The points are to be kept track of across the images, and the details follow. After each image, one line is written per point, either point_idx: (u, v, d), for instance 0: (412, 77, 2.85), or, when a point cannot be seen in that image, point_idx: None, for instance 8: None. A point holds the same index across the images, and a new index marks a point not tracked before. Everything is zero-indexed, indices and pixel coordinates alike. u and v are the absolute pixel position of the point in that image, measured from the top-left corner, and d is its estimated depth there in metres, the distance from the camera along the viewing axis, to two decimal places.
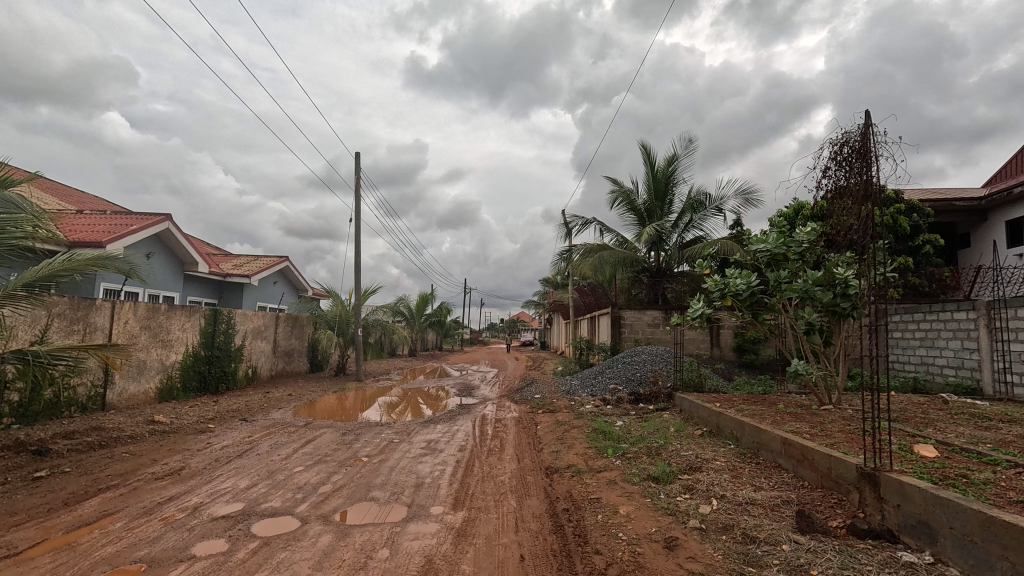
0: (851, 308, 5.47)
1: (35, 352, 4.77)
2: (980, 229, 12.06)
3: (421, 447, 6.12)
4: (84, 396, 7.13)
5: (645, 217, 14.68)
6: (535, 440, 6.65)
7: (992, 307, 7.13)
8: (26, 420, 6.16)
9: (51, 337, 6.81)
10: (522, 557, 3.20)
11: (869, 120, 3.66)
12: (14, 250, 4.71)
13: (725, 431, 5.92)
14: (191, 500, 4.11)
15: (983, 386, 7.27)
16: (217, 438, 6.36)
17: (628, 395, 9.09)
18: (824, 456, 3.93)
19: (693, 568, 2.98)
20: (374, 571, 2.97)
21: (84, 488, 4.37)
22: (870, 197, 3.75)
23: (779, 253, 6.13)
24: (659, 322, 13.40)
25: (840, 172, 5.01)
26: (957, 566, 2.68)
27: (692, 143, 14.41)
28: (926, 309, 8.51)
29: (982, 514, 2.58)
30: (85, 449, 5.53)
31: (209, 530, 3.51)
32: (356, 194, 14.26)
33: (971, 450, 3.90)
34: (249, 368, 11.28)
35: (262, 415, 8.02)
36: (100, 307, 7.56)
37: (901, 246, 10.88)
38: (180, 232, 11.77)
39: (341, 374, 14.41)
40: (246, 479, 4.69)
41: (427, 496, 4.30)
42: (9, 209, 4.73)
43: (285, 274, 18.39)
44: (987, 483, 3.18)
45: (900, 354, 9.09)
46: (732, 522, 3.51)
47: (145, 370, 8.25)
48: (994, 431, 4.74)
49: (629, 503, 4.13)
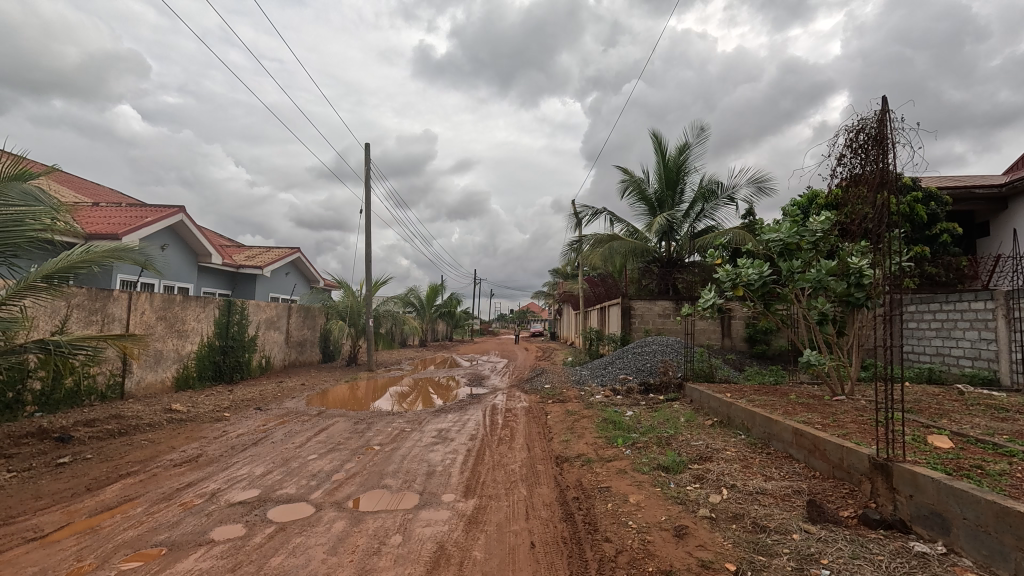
0: (865, 298, 5.32)
1: (55, 342, 4.85)
2: (1000, 217, 11.76)
3: (432, 436, 6.19)
4: (104, 384, 7.30)
5: (656, 207, 14.55)
6: (545, 429, 6.68)
7: (1011, 297, 6.98)
8: (48, 408, 6.32)
9: (70, 327, 6.97)
10: (532, 545, 3.25)
11: (887, 106, 3.57)
12: (33, 242, 4.80)
13: (736, 422, 5.88)
14: (208, 487, 4.20)
15: (1000, 377, 7.13)
16: (232, 426, 6.48)
17: (638, 386, 9.07)
18: (835, 446, 3.91)
19: (703, 556, 3.00)
20: (387, 556, 3.03)
21: (106, 474, 4.50)
22: (888, 185, 3.66)
23: (792, 242, 6.06)
24: (670, 312, 13.30)
25: (855, 160, 4.92)
26: (970, 557, 2.66)
27: (704, 131, 14.22)
28: (941, 299, 8.38)
29: (996, 505, 2.55)
30: (106, 436, 5.66)
31: (227, 516, 3.60)
32: (366, 186, 14.30)
33: (987, 442, 3.85)
34: (263, 359, 11.45)
35: (276, 404, 8.17)
36: (117, 298, 7.70)
37: (917, 236, 10.70)
38: (193, 224, 11.89)
39: (353, 364, 14.56)
40: (261, 467, 4.78)
41: (438, 484, 4.37)
42: (28, 203, 4.82)
43: (297, 265, 18.58)
44: (1003, 475, 3.14)
45: (915, 344, 8.98)
46: (742, 512, 3.52)
47: (162, 360, 8.42)
48: (1010, 422, 4.67)
49: (639, 492, 4.15)
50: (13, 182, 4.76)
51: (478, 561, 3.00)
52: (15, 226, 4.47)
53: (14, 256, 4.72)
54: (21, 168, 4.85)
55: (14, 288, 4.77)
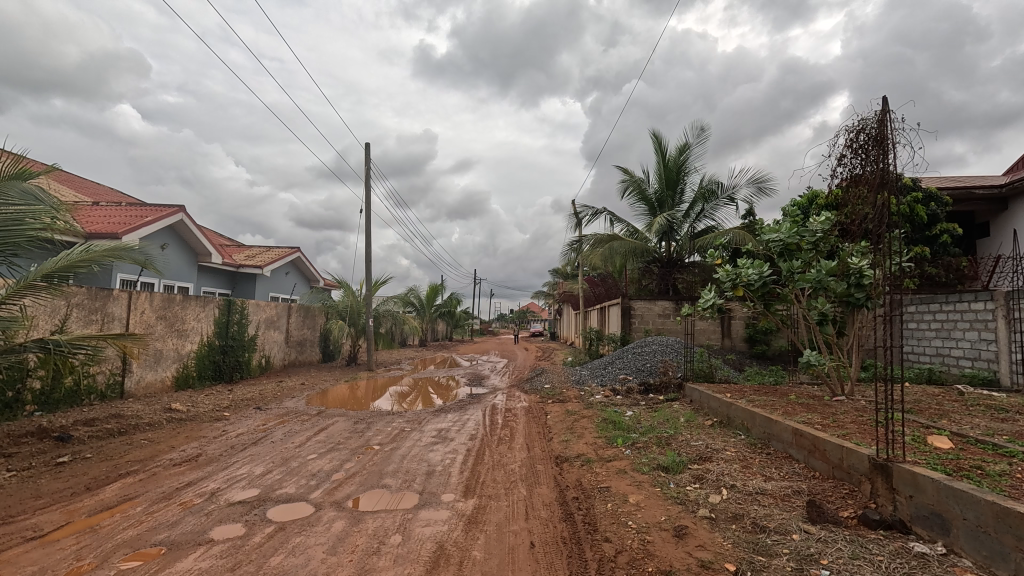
0: (865, 298, 5.32)
1: (55, 341, 4.85)
2: (1000, 218, 11.77)
3: (432, 435, 6.20)
4: (104, 384, 7.31)
5: (656, 207, 14.56)
6: (545, 429, 6.67)
7: (1011, 297, 6.99)
8: (48, 407, 6.32)
9: (70, 327, 6.97)
10: (532, 545, 3.24)
11: (886, 107, 3.58)
12: (33, 241, 4.79)
13: (735, 422, 5.89)
14: (208, 486, 4.20)
15: (1000, 377, 7.13)
16: (232, 426, 6.48)
17: (638, 386, 9.06)
18: (835, 447, 3.91)
19: (702, 556, 3.00)
20: (386, 556, 3.02)
21: (106, 473, 4.51)
22: (888, 185, 3.66)
23: (792, 243, 6.07)
24: (670, 312, 13.30)
25: (855, 160, 4.91)
26: (970, 557, 2.66)
27: (704, 131, 14.22)
28: (941, 299, 8.39)
29: (996, 505, 2.55)
30: (105, 436, 5.66)
31: (226, 515, 3.60)
32: (366, 186, 14.32)
33: (986, 443, 3.85)
34: (263, 358, 11.44)
35: (275, 403, 8.18)
36: (117, 298, 7.69)
37: (917, 236, 10.70)
38: (193, 223, 11.88)
39: (353, 364, 14.55)
40: (261, 466, 4.78)
41: (438, 483, 4.36)
42: (29, 202, 4.83)
43: (297, 265, 18.58)
44: (1004, 475, 3.13)
45: (915, 345, 8.99)
46: (742, 512, 3.52)
47: (161, 360, 8.42)
48: (1010, 422, 4.67)
49: (639, 491, 4.15)
50: (13, 181, 4.75)
51: (478, 561, 2.99)
52: (15, 225, 4.47)
53: (14, 255, 4.71)
54: (21, 167, 4.85)
55: (14, 287, 4.77)
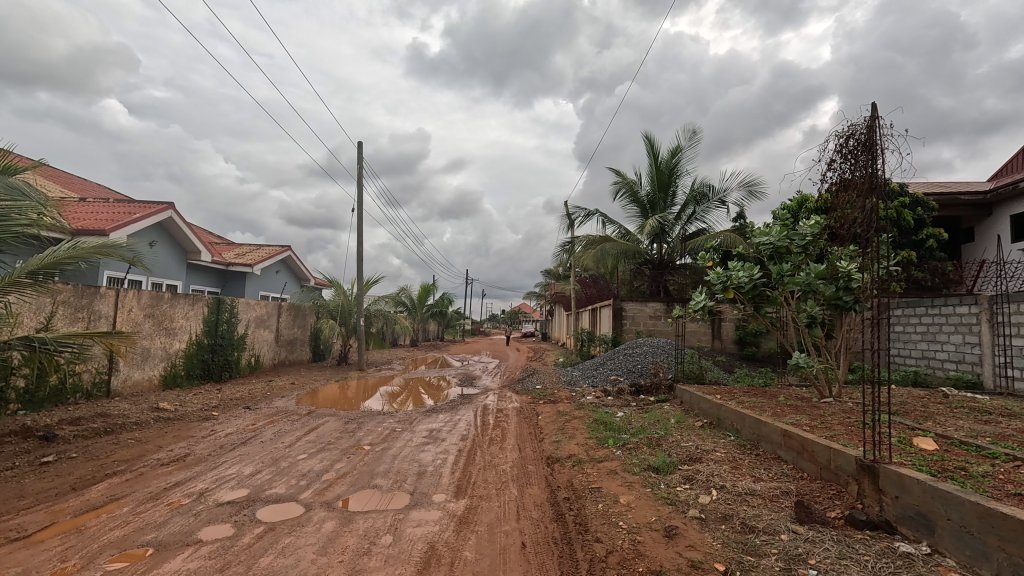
0: (853, 301, 5.42)
1: (41, 339, 4.76)
2: (985, 223, 11.99)
3: (423, 436, 6.19)
4: (89, 382, 7.19)
5: (648, 209, 14.66)
6: (537, 430, 6.71)
7: (995, 301, 7.15)
8: (32, 406, 6.22)
9: (56, 324, 6.86)
10: (524, 545, 3.25)
11: (875, 113, 3.64)
12: (19, 237, 4.70)
13: (725, 423, 5.95)
14: (197, 486, 4.16)
15: (983, 380, 7.28)
16: (221, 425, 6.43)
17: (628, 387, 9.13)
18: (824, 447, 3.96)
19: (692, 556, 3.02)
20: (377, 556, 3.02)
21: (91, 472, 4.44)
22: (876, 189, 3.69)
23: (783, 245, 6.12)
24: (661, 314, 13.41)
25: (845, 165, 4.98)
26: (954, 557, 2.71)
27: (696, 134, 14.36)
28: (927, 303, 8.54)
29: (979, 505, 2.61)
30: (91, 434, 5.58)
31: (215, 515, 3.57)
32: (359, 185, 14.29)
33: (970, 444, 3.93)
34: (252, 357, 11.36)
35: (265, 403, 8.12)
36: (104, 296, 7.59)
37: (905, 240, 10.85)
38: (183, 221, 11.74)
39: (343, 364, 14.45)
40: (250, 466, 4.73)
41: (429, 484, 4.36)
42: (14, 197, 4.76)
43: (288, 264, 18.51)
44: (985, 476, 3.21)
45: (902, 348, 9.12)
46: (732, 513, 3.55)
47: (149, 358, 8.31)
48: (993, 424, 4.76)
49: (630, 492, 4.18)
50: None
51: (469, 561, 3.00)
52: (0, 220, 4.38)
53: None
54: (7, 161, 4.78)
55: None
